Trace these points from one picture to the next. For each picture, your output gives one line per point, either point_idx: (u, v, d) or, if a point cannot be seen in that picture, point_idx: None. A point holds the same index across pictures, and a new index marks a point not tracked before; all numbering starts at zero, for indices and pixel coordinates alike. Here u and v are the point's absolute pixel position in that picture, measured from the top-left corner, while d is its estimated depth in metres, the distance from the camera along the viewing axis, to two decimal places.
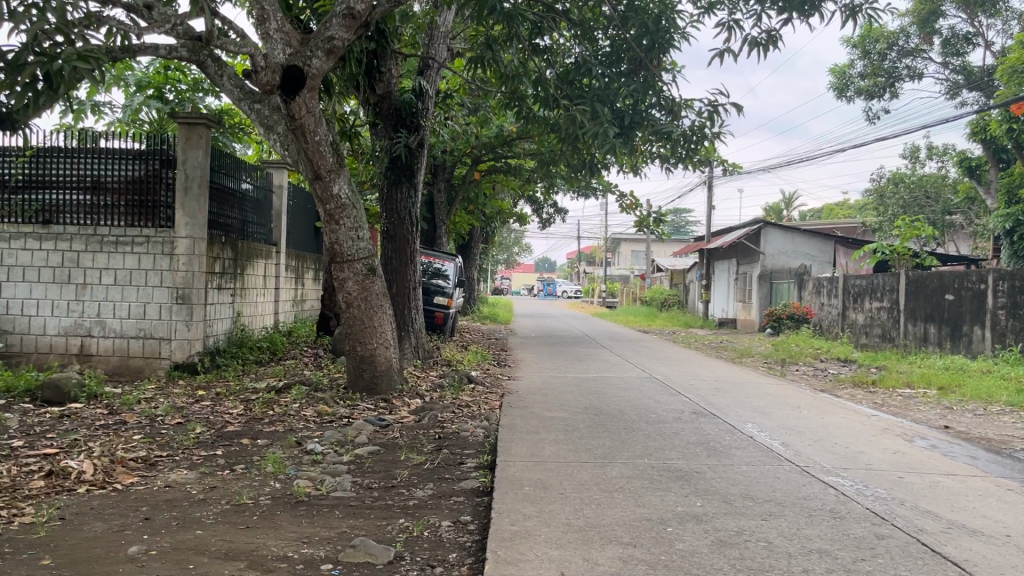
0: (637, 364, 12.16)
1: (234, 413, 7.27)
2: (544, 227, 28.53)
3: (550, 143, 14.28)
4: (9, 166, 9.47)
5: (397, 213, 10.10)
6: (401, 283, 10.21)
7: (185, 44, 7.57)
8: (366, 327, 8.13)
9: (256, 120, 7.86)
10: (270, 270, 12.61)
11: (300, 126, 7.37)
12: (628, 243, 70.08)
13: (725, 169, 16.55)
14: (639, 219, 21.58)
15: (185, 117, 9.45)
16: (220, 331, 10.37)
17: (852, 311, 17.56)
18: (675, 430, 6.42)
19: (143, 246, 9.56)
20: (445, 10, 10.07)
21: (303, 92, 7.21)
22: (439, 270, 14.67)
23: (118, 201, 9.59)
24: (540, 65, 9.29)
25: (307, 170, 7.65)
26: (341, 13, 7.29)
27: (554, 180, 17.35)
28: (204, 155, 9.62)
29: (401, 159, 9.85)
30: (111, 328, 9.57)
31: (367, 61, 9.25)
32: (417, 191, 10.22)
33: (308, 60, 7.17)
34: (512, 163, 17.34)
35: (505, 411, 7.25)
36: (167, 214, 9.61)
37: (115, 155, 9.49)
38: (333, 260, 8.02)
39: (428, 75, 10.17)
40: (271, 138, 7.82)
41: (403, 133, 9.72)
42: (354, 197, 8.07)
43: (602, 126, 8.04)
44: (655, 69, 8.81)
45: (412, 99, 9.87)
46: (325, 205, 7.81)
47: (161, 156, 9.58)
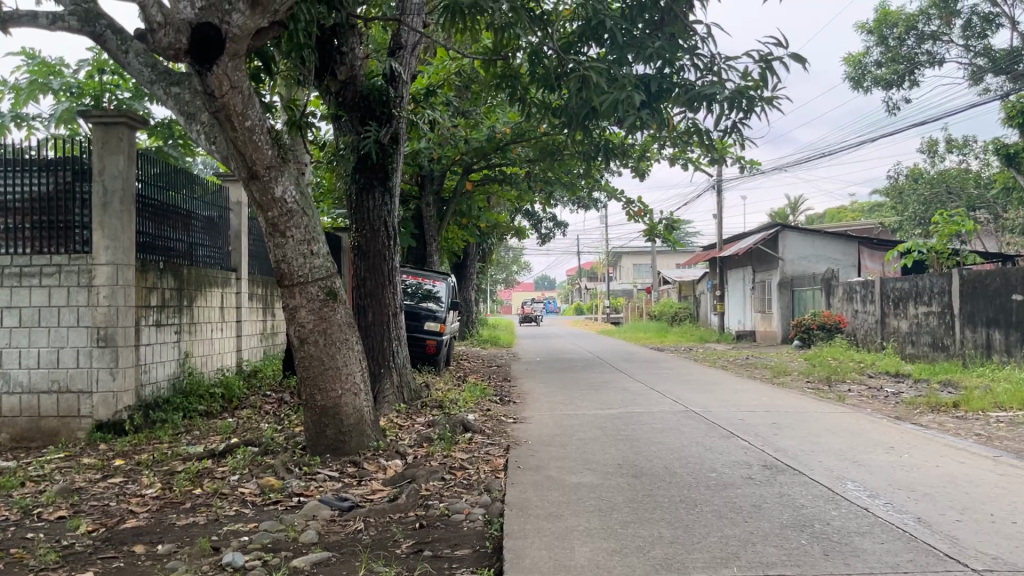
0: (665, 393, 10.28)
1: (146, 496, 5.37)
2: (544, 243, 26.73)
3: (549, 141, 12.48)
4: None
5: (369, 224, 8.25)
6: (377, 309, 8.36)
7: (75, 12, 6.00)
8: (327, 369, 6.22)
9: (174, 108, 6.05)
10: (229, 301, 10.74)
11: (224, 107, 5.50)
12: (630, 257, 68.36)
13: (743, 167, 14.72)
14: (648, 227, 19.66)
15: (99, 116, 7.63)
16: (160, 377, 8.51)
17: (894, 318, 15.69)
18: (755, 502, 4.53)
19: (54, 277, 7.70)
20: None
21: (223, 59, 5.29)
22: (430, 293, 12.84)
23: (22, 224, 7.73)
24: (534, 33, 7.51)
25: (240, 168, 5.81)
26: None
27: (554, 189, 15.52)
28: (126, 163, 7.80)
29: (371, 158, 8.07)
30: (16, 383, 7.68)
31: (321, 33, 7.43)
32: (394, 198, 8.41)
33: (226, 15, 5.25)
34: (507, 172, 15.40)
35: (513, 477, 5.37)
36: (83, 236, 7.74)
37: (16, 165, 7.63)
38: (280, 284, 6.15)
39: (400, 57, 8.37)
40: (193, 128, 5.96)
41: (372, 126, 7.95)
42: (305, 201, 6.21)
43: (624, 91, 6.37)
44: (686, 24, 6.97)
45: (383, 84, 8.02)
46: (266, 212, 5.95)
47: (73, 166, 7.72)
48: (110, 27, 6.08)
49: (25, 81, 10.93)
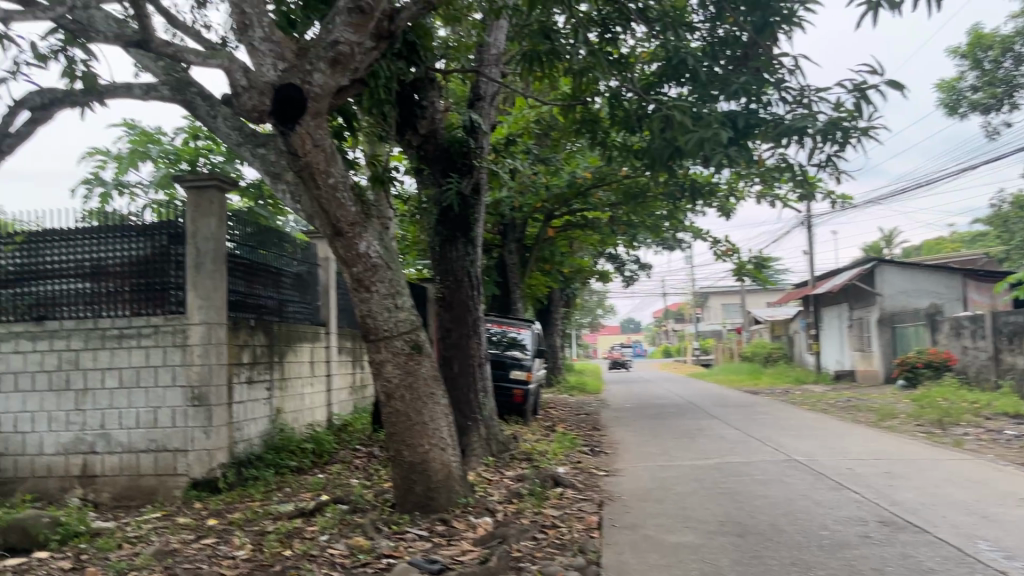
0: (764, 440, 9.81)
1: (238, 559, 5.32)
2: (629, 286, 26.36)
3: (631, 184, 12.31)
4: None
5: (453, 275, 8.20)
6: (463, 361, 8.25)
7: (167, 82, 6.27)
8: (414, 425, 6.12)
9: (260, 169, 6.14)
10: (319, 355, 10.84)
11: (307, 167, 5.52)
12: (718, 297, 66.96)
13: (834, 201, 14.19)
14: (736, 266, 19.14)
15: (192, 180, 7.86)
16: (252, 434, 8.59)
17: (1008, 354, 14.73)
18: (876, 565, 4.16)
19: (151, 338, 7.88)
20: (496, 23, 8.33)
21: (305, 118, 5.31)
22: (516, 341, 12.70)
23: (121, 287, 7.98)
24: (613, 76, 7.42)
25: (324, 225, 5.83)
26: (345, 8, 5.51)
27: (638, 232, 15.29)
28: (218, 224, 7.98)
29: (453, 210, 8.07)
30: (116, 443, 7.85)
31: (402, 89, 7.61)
32: (477, 248, 8.35)
33: (308, 75, 5.31)
34: (589, 217, 15.24)
35: (609, 538, 5.11)
36: (177, 297, 7.94)
37: (115, 231, 7.92)
38: (366, 339, 6.11)
39: (480, 107, 8.38)
40: (278, 187, 6.03)
41: (454, 177, 7.95)
42: (389, 255, 6.18)
43: (711, 131, 6.22)
44: (771, 59, 6.77)
45: (463, 135, 8.03)
46: (351, 268, 5.93)
47: (169, 230, 7.95)
48: (200, 93, 6.26)
49: (126, 150, 11.46)
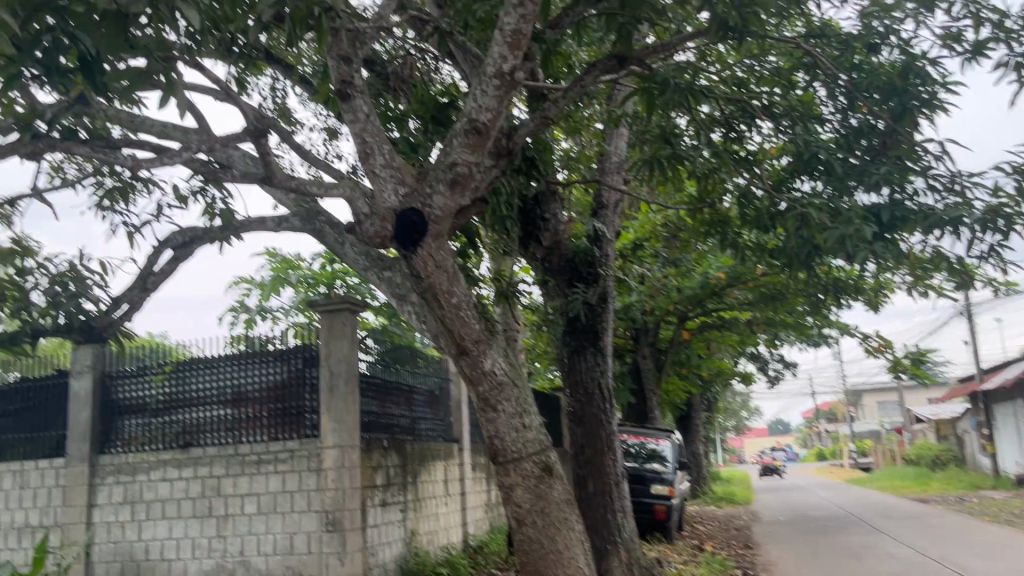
0: (941, 560, 8.74)
1: None
2: (774, 386, 25.07)
3: (768, 282, 11.79)
4: (148, 387, 8.47)
5: (583, 387, 7.93)
6: (598, 478, 7.84)
7: (298, 213, 6.46)
8: (548, 553, 5.76)
9: (387, 291, 6.22)
10: (453, 473, 10.68)
11: (430, 287, 5.48)
12: (872, 394, 62.90)
13: (997, 289, 13.08)
14: (891, 362, 17.85)
15: (325, 304, 8.05)
16: (387, 558, 8.42)
17: None
18: None
19: (288, 462, 7.95)
20: (616, 131, 8.32)
21: (426, 240, 5.30)
22: (655, 452, 12.11)
23: (260, 413, 8.16)
24: (741, 175, 7.15)
25: (448, 345, 5.75)
26: (461, 129, 5.29)
27: (779, 331, 14.56)
28: (350, 346, 8.08)
29: (581, 320, 7.85)
30: (255, 569, 7.86)
31: (524, 203, 7.73)
32: (608, 359, 8.04)
33: (427, 198, 5.27)
34: (725, 318, 14.68)
35: None
36: (312, 421, 8.03)
37: (255, 358, 8.18)
38: (495, 461, 5.89)
39: (604, 215, 8.26)
40: (404, 309, 6.08)
41: (580, 287, 7.79)
42: (515, 372, 6.00)
43: (853, 225, 5.84)
44: (913, 145, 6.42)
45: (587, 244, 7.92)
46: (478, 387, 5.77)
47: (304, 354, 8.13)
48: (329, 222, 6.42)
49: (269, 277, 12.02)
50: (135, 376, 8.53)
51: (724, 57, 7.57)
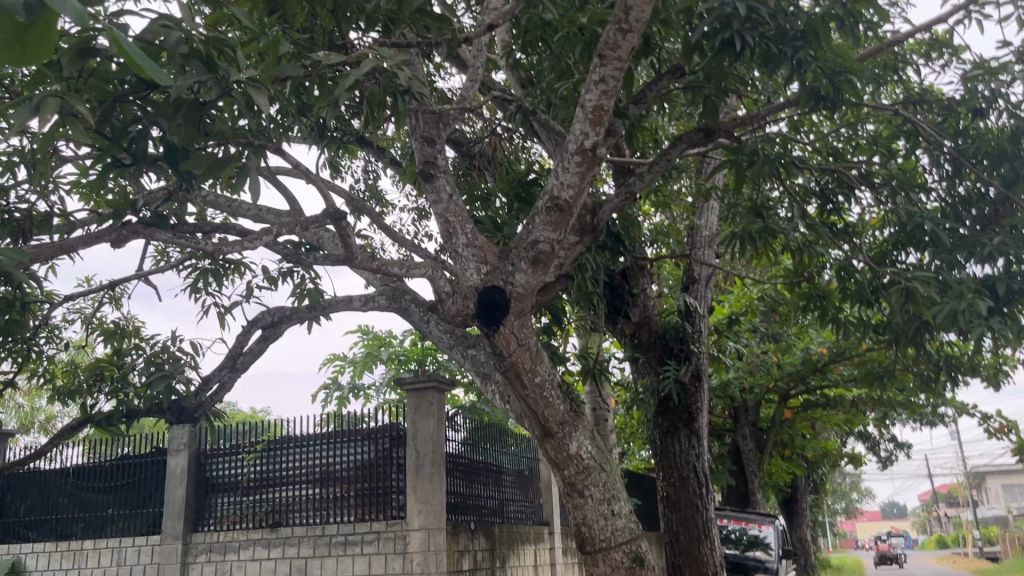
0: None
1: None
2: (886, 468, 23.62)
3: (874, 359, 11.18)
4: (241, 465, 8.58)
5: (677, 471, 7.50)
6: (695, 569, 7.37)
7: (384, 291, 6.46)
8: None
9: (470, 369, 6.14)
10: (543, 557, 10.32)
11: (513, 366, 5.37)
12: (996, 477, 58.63)
13: None
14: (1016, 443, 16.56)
15: (412, 382, 8.03)
16: None
17: None
18: None
19: (373, 544, 7.80)
20: (706, 204, 8.08)
21: (509, 317, 5.24)
22: (757, 539, 11.39)
23: (347, 492, 8.09)
24: (840, 248, 6.83)
25: (533, 426, 5.58)
26: (542, 208, 5.19)
27: (889, 410, 13.74)
28: (436, 425, 8.00)
29: (672, 400, 7.54)
30: None
31: (611, 279, 7.54)
32: (704, 442, 7.62)
33: (510, 275, 5.23)
34: (830, 396, 13.97)
35: None
36: (399, 501, 7.93)
37: (344, 437, 8.21)
38: (582, 550, 5.59)
39: (695, 290, 8.04)
40: (488, 388, 5.94)
41: (671, 364, 7.56)
42: (602, 455, 5.76)
43: (966, 299, 5.44)
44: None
45: (678, 320, 7.72)
46: (563, 471, 5.56)
47: (392, 433, 8.10)
48: (414, 300, 6.40)
49: (361, 354, 12.14)
50: (229, 453, 8.67)
51: (818, 127, 7.34)
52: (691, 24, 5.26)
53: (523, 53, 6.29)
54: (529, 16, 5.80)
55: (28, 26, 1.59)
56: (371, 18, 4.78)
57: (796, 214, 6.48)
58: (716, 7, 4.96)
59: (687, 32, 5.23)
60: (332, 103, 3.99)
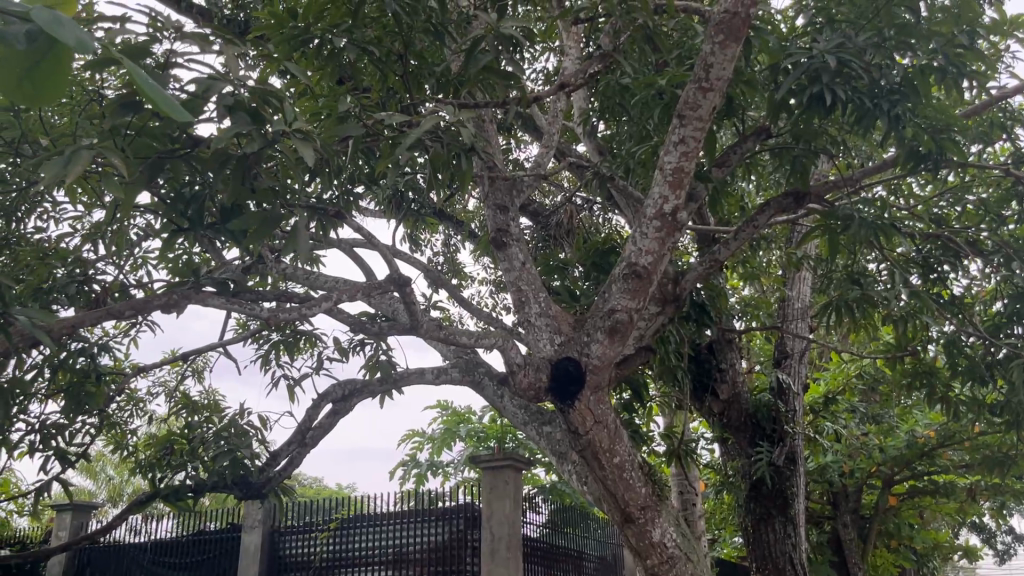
0: None
1: None
2: (1007, 563, 21.62)
3: (991, 443, 10.26)
4: (314, 543, 8.37)
5: (773, 562, 6.84)
6: None
7: (457, 364, 6.22)
8: None
9: (546, 448, 5.81)
10: None
11: (590, 444, 5.05)
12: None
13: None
14: None
15: (488, 460, 7.70)
16: None
17: None
18: None
19: None
20: (798, 276, 7.73)
21: (585, 391, 4.95)
22: None
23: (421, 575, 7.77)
24: (949, 320, 6.27)
25: (612, 510, 5.20)
26: (620, 274, 4.94)
27: (1010, 499, 12.55)
28: (513, 506, 7.61)
29: (766, 484, 7.00)
30: None
31: (697, 353, 7.17)
32: (802, 530, 6.97)
33: (586, 346, 4.96)
34: (941, 481, 12.89)
35: None
36: None
37: (418, 516, 7.92)
38: None
39: (790, 368, 7.54)
40: (565, 468, 5.61)
41: (764, 445, 7.05)
42: (689, 544, 5.31)
43: None
44: None
45: (771, 399, 7.22)
46: (646, 560, 5.12)
47: (467, 513, 7.75)
48: (488, 372, 6.14)
49: (440, 430, 11.88)
50: (302, 531, 8.48)
51: (920, 191, 6.88)
52: (776, 82, 5.00)
53: (601, 119, 6.13)
54: (606, 80, 5.66)
55: (31, 55, 1.46)
56: (441, 84, 4.70)
57: (897, 283, 6.00)
58: (803, 62, 4.70)
59: (772, 91, 4.97)
60: (398, 165, 3.86)
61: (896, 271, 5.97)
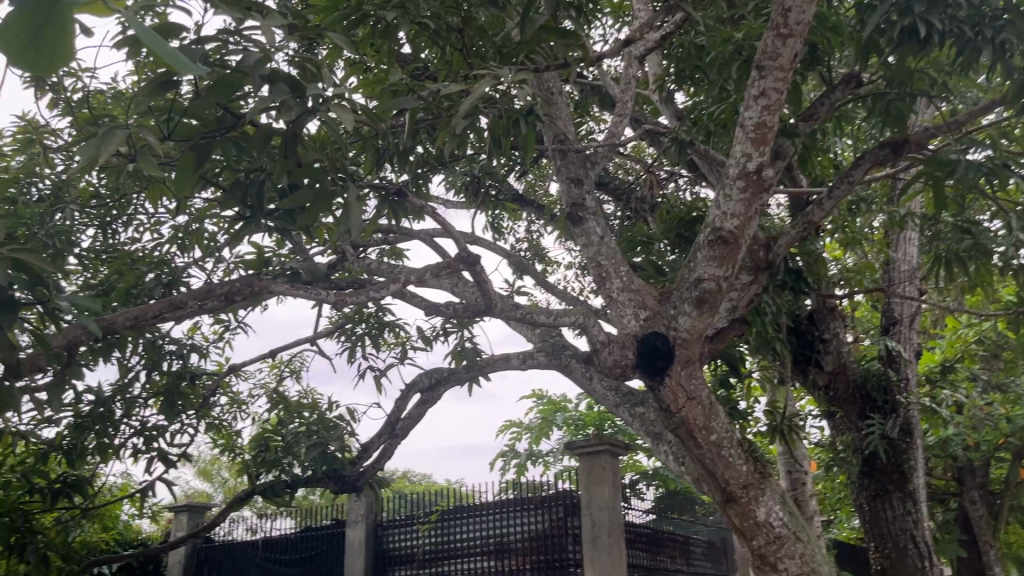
0: None
1: None
2: None
3: None
4: (416, 536, 8.39)
5: (894, 541, 6.43)
6: None
7: (543, 347, 6.07)
8: None
9: (641, 429, 5.61)
10: None
11: (685, 422, 4.81)
12: None
13: None
14: None
15: (583, 445, 7.52)
16: None
17: None
18: None
19: None
20: (902, 237, 7.23)
21: (675, 367, 4.72)
22: None
23: (524, 564, 7.67)
24: None
25: (713, 490, 4.96)
26: (704, 241, 4.71)
27: None
28: (613, 492, 7.41)
29: (880, 458, 6.57)
30: None
31: (797, 323, 6.81)
32: (923, 506, 6.51)
33: (674, 319, 4.73)
34: None
35: None
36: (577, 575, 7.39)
37: (516, 506, 7.81)
38: None
39: (900, 334, 7.07)
40: (662, 448, 5.40)
41: (876, 417, 6.62)
42: (799, 523, 5.01)
43: None
44: None
45: (880, 368, 6.78)
46: (751, 541, 4.86)
47: (565, 500, 7.58)
48: (575, 355, 5.97)
49: (537, 420, 11.78)
50: (404, 524, 8.52)
51: None
52: (863, 21, 4.64)
53: (678, 83, 5.87)
54: (679, 40, 5.40)
55: (26, 16, 1.44)
56: (505, 55, 4.56)
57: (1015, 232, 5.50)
58: None
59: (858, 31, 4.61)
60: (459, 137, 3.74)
61: (1013, 219, 5.47)
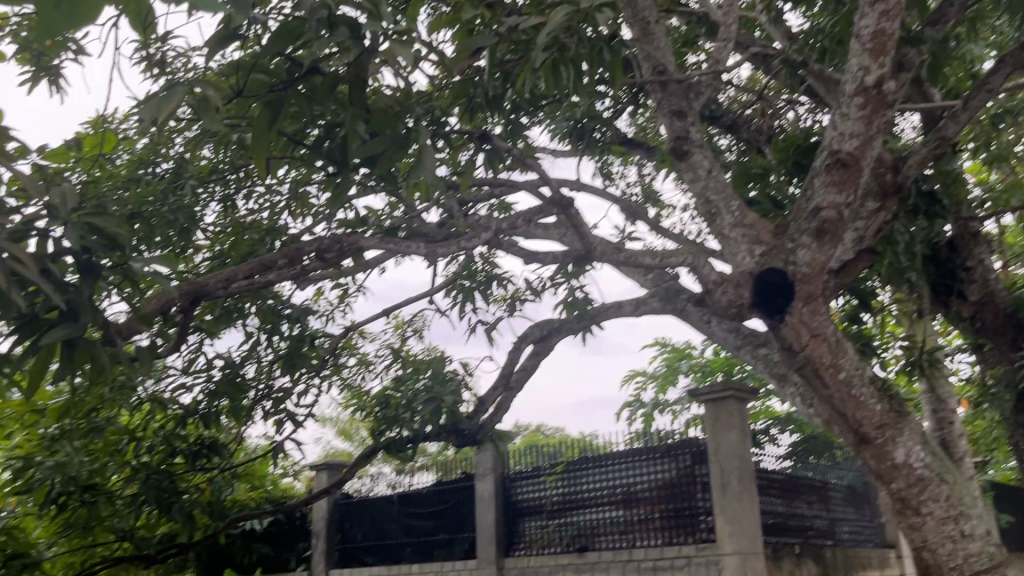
0: None
1: None
2: None
3: None
4: (543, 487, 8.43)
5: None
6: None
7: (657, 293, 5.88)
8: None
9: (764, 371, 5.36)
10: None
11: (811, 363, 4.49)
12: None
13: None
14: None
15: (707, 391, 7.28)
16: None
17: None
18: None
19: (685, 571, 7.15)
20: None
21: (797, 304, 4.40)
22: None
23: (653, 513, 7.57)
24: None
25: (845, 431, 4.66)
26: (821, 166, 4.46)
27: None
28: (741, 437, 7.17)
29: None
30: None
31: (935, 251, 6.31)
32: None
33: (792, 253, 4.44)
34: None
35: None
36: (708, 523, 7.22)
37: (642, 455, 7.69)
38: None
39: None
40: (787, 390, 5.13)
41: None
42: (943, 464, 4.64)
43: None
44: None
45: None
46: (890, 484, 4.56)
47: (693, 447, 7.41)
48: (691, 298, 5.75)
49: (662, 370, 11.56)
50: (531, 476, 8.57)
51: None
52: None
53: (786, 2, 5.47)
54: None
55: None
56: None
57: None
58: None
59: None
60: None
61: None
